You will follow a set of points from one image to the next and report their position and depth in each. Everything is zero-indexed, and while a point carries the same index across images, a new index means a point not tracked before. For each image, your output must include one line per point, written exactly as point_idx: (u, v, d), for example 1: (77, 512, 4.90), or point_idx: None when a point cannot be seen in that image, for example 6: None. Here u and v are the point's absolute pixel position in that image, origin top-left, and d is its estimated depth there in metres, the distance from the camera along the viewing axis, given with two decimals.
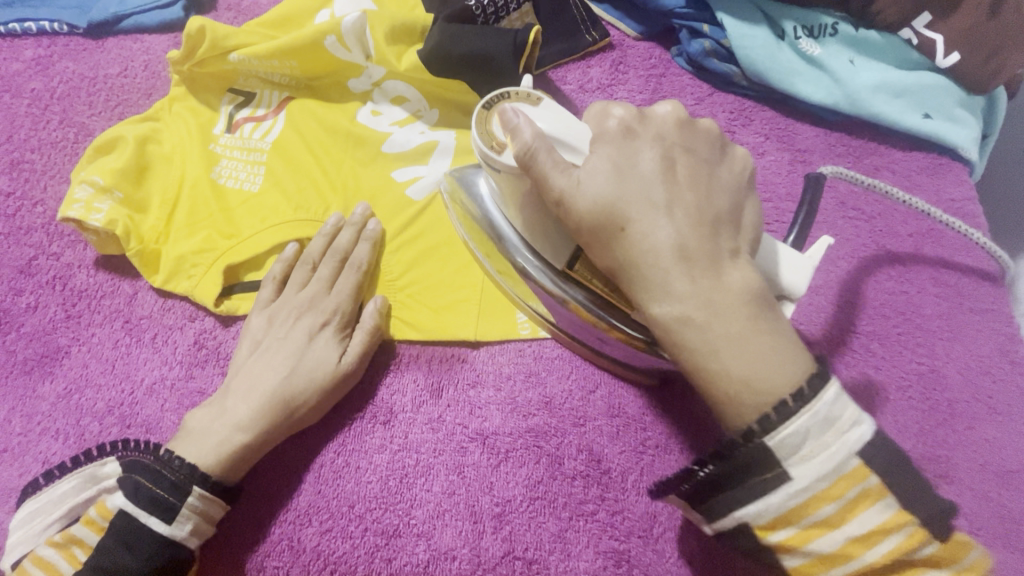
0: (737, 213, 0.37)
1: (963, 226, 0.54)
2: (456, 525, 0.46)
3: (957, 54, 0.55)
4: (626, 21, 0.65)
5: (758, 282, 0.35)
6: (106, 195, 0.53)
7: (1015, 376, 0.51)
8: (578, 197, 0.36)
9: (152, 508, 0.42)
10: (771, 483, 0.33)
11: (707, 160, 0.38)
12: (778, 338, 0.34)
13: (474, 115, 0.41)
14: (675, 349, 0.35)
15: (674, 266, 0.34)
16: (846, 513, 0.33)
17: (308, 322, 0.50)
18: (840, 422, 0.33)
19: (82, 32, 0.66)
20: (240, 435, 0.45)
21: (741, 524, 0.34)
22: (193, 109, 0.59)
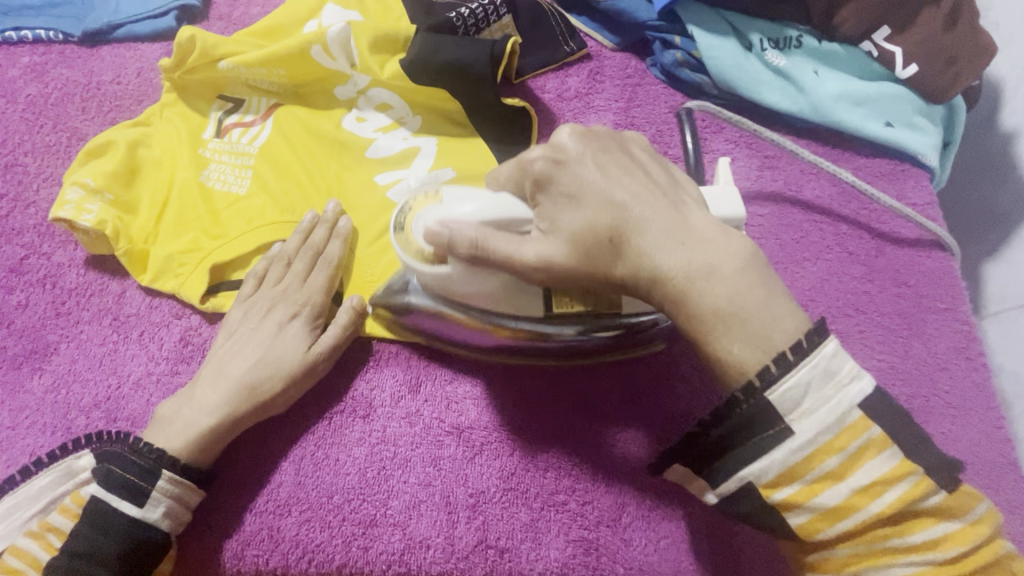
0: (673, 179, 0.40)
1: (915, 216, 0.57)
2: (431, 515, 0.48)
3: (915, 65, 0.58)
4: (603, 32, 0.68)
5: (734, 230, 0.38)
6: (96, 197, 0.55)
7: (970, 372, 0.53)
8: (556, 240, 0.38)
9: (122, 492, 0.44)
10: (773, 439, 0.35)
11: (623, 150, 0.40)
12: (765, 276, 0.36)
13: (394, 244, 0.43)
14: (694, 329, 0.36)
15: (665, 245, 0.36)
16: (850, 465, 0.35)
17: (280, 314, 0.51)
18: (839, 376, 0.35)
19: (77, 41, 0.68)
20: (208, 418, 0.47)
21: (746, 484, 0.36)
22: (184, 115, 0.61)
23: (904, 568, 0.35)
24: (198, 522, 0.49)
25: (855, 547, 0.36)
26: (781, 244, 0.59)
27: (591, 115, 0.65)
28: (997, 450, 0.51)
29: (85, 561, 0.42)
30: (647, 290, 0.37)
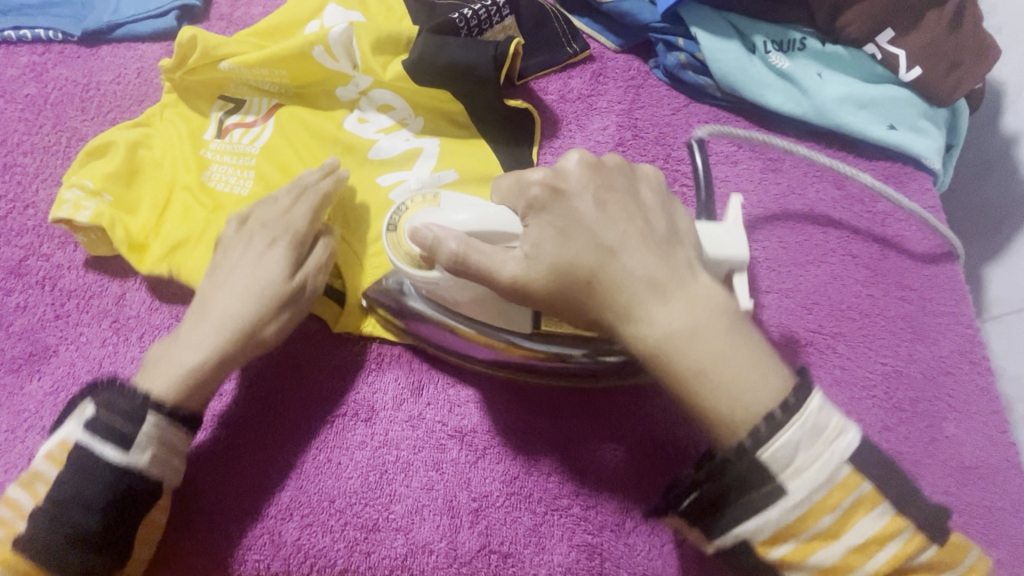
0: (675, 226, 0.40)
1: (930, 219, 0.56)
2: (434, 520, 0.47)
3: (919, 68, 0.58)
4: (605, 34, 0.68)
5: (722, 292, 0.37)
6: (95, 198, 0.54)
7: (975, 376, 0.53)
8: (538, 267, 0.38)
9: (105, 439, 0.43)
10: (768, 498, 0.34)
11: (629, 191, 0.40)
12: (750, 339, 0.36)
13: (388, 245, 0.46)
14: (667, 382, 0.37)
15: (646, 299, 0.36)
16: (844, 522, 0.34)
17: (258, 244, 0.50)
18: (828, 431, 0.35)
19: (77, 41, 0.67)
20: (192, 354, 0.46)
21: (741, 542, 0.35)
22: (185, 116, 0.60)
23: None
24: (198, 527, 0.48)
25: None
26: (785, 246, 0.58)
27: (594, 117, 0.65)
28: (1002, 455, 0.51)
29: (72, 509, 0.42)
30: (623, 340, 0.37)
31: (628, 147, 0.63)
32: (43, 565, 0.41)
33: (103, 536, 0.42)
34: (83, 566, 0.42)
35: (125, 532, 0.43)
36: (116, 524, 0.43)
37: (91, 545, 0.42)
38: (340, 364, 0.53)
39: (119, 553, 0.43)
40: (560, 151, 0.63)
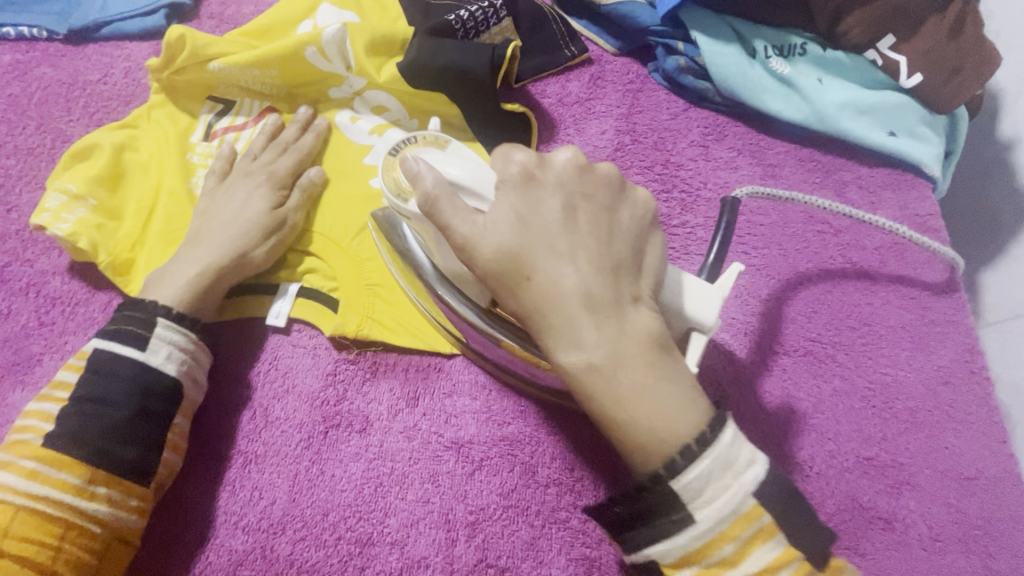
0: (639, 257, 0.37)
1: (932, 244, 0.54)
2: (430, 534, 0.47)
3: (920, 75, 0.57)
4: (604, 36, 0.67)
5: (660, 329, 0.36)
6: (78, 203, 0.52)
7: (973, 386, 0.53)
8: (486, 246, 0.36)
9: (124, 340, 0.44)
10: (675, 525, 0.34)
11: (608, 207, 0.37)
12: (677, 378, 0.35)
13: (383, 163, 0.44)
14: (583, 398, 0.35)
15: (579, 318, 0.35)
16: (743, 552, 0.34)
17: (246, 185, 0.53)
18: (737, 464, 0.34)
19: (62, 39, 0.66)
20: (192, 269, 0.48)
21: (650, 561, 0.35)
22: (172, 116, 0.59)
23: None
24: (190, 540, 0.47)
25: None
26: (784, 253, 0.58)
27: (592, 121, 0.64)
28: (1000, 465, 0.51)
29: (98, 405, 0.42)
30: (546, 351, 0.36)
31: (626, 152, 0.62)
32: (74, 456, 0.41)
33: (129, 429, 0.43)
34: (112, 459, 0.42)
35: (151, 430, 0.44)
36: (141, 419, 0.43)
37: (118, 437, 0.42)
38: (333, 373, 0.52)
39: (148, 451, 0.43)
40: None
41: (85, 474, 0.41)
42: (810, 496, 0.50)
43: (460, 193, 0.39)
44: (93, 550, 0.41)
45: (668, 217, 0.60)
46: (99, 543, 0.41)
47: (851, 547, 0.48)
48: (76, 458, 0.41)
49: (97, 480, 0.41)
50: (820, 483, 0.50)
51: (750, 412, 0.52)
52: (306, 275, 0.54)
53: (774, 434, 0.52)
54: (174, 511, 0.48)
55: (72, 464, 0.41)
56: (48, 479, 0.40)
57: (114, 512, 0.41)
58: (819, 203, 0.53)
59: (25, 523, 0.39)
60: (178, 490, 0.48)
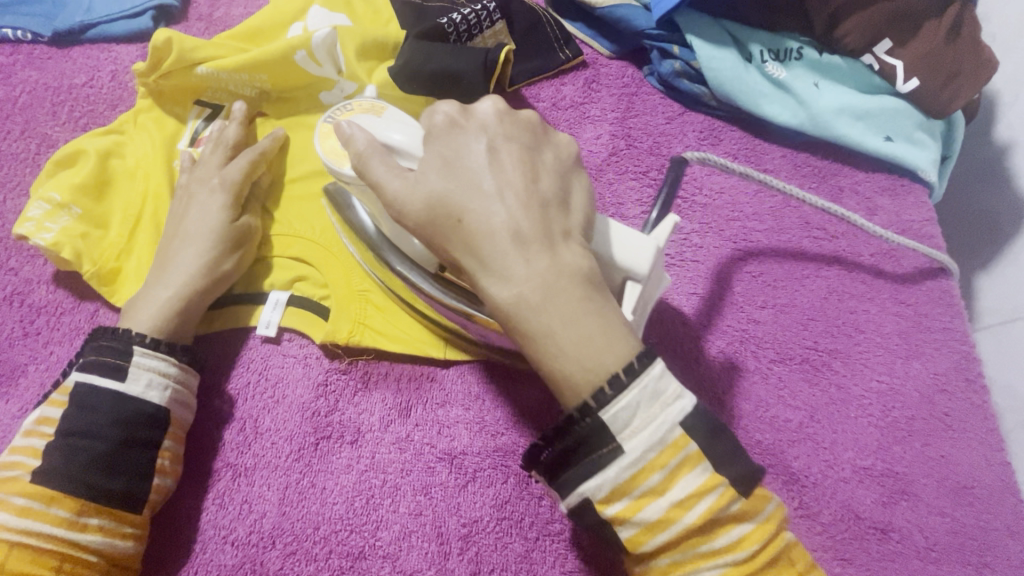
0: (565, 196, 0.36)
1: (922, 248, 0.56)
2: (423, 547, 0.46)
3: (916, 79, 0.57)
4: (599, 39, 0.66)
5: (592, 265, 0.34)
6: (62, 212, 0.52)
7: (969, 394, 0.53)
8: (416, 192, 0.35)
9: (102, 371, 0.43)
10: (605, 457, 0.32)
11: (531, 148, 0.37)
12: (608, 313, 0.33)
13: (317, 131, 0.43)
14: (518, 336, 0.34)
15: (507, 251, 0.33)
16: (670, 479, 0.32)
17: (201, 195, 0.51)
18: (665, 396, 0.33)
19: (47, 41, 0.64)
20: (165, 293, 0.47)
21: (585, 500, 0.33)
22: (159, 121, 0.57)
23: (711, 571, 0.33)
24: (180, 556, 0.46)
25: (674, 555, 0.33)
26: (780, 260, 0.57)
27: (587, 126, 0.63)
28: (996, 474, 0.51)
29: (81, 440, 0.41)
30: (479, 290, 0.34)
31: (621, 156, 0.62)
32: (63, 490, 0.40)
33: (113, 461, 0.42)
34: (100, 491, 0.41)
35: (137, 459, 0.43)
36: (124, 450, 0.42)
37: (104, 470, 0.41)
38: (324, 383, 0.51)
39: (135, 479, 0.42)
40: None
41: (74, 507, 0.40)
42: (806, 506, 0.49)
43: (394, 155, 0.38)
44: None
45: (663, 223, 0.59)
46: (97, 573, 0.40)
47: (847, 558, 0.48)
48: (64, 493, 0.40)
49: (89, 512, 0.40)
50: (815, 493, 0.50)
51: (745, 420, 0.52)
52: (296, 283, 0.53)
53: (770, 443, 0.51)
54: (164, 526, 0.47)
55: (61, 498, 0.40)
56: (38, 514, 0.39)
57: (109, 541, 0.41)
58: (777, 185, 0.53)
59: (19, 559, 0.38)
60: (166, 506, 0.47)
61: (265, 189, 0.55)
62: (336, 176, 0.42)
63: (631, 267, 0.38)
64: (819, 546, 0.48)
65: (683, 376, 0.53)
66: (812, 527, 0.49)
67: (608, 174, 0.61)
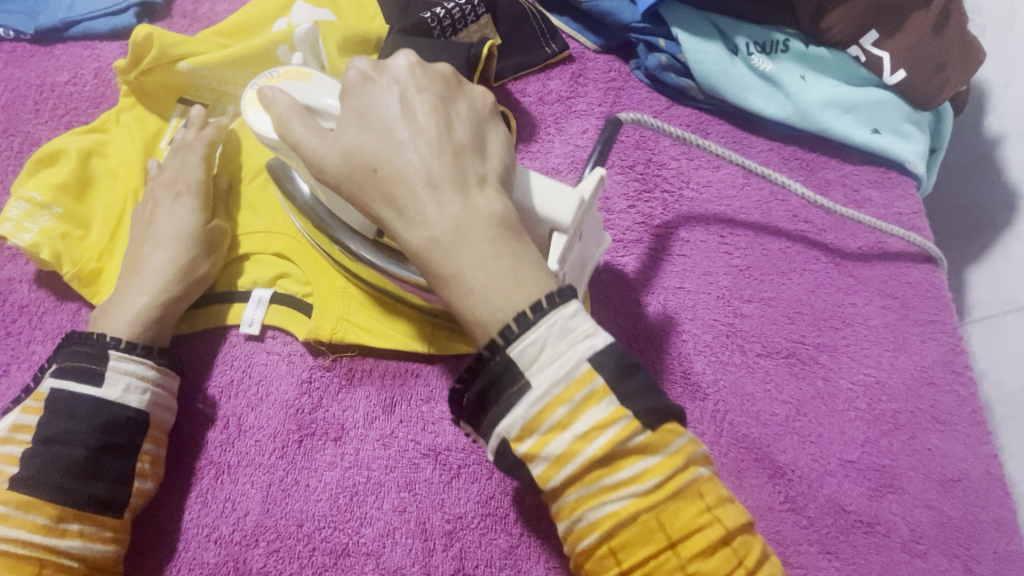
0: (479, 146, 0.36)
1: (912, 236, 0.56)
2: (406, 544, 0.46)
3: (903, 71, 0.57)
4: (585, 33, 0.66)
5: (507, 208, 0.34)
6: (42, 211, 0.51)
7: (956, 386, 0.53)
8: (333, 146, 0.35)
9: (77, 377, 0.43)
10: (516, 394, 0.32)
11: (443, 99, 0.36)
12: (521, 256, 0.33)
13: (246, 96, 0.42)
14: (433, 281, 0.34)
15: (417, 198, 0.33)
16: (575, 414, 0.31)
17: (167, 196, 0.50)
18: (574, 333, 0.32)
19: (29, 39, 0.64)
20: (140, 298, 0.47)
21: (502, 443, 0.33)
22: (142, 119, 0.57)
23: (615, 504, 0.31)
24: (164, 554, 0.46)
25: (581, 490, 0.32)
26: (767, 254, 0.57)
27: (574, 120, 0.63)
28: (983, 467, 0.50)
29: (59, 446, 0.41)
30: (395, 237, 0.34)
31: None
32: (41, 497, 0.40)
33: (93, 467, 0.41)
34: (81, 496, 0.41)
35: (116, 463, 0.43)
36: (103, 456, 0.42)
37: (83, 476, 0.41)
38: (308, 380, 0.51)
39: (116, 483, 0.42)
40: (537, 156, 0.61)
41: (53, 513, 0.40)
42: (791, 500, 0.49)
43: (315, 117, 0.39)
44: None
45: (650, 217, 0.59)
46: None
47: (833, 552, 0.48)
48: (43, 499, 0.40)
49: (68, 517, 0.40)
50: (801, 486, 0.50)
51: (731, 414, 0.52)
52: (278, 281, 0.52)
53: (756, 437, 0.51)
54: (147, 525, 0.47)
55: (38, 504, 0.40)
56: (15, 521, 0.39)
57: (88, 545, 0.41)
58: (711, 148, 0.53)
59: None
60: (149, 506, 0.47)
61: (225, 192, 0.55)
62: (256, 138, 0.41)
63: (552, 216, 0.37)
64: (804, 540, 0.48)
65: (670, 370, 0.53)
66: (798, 521, 0.49)
67: None
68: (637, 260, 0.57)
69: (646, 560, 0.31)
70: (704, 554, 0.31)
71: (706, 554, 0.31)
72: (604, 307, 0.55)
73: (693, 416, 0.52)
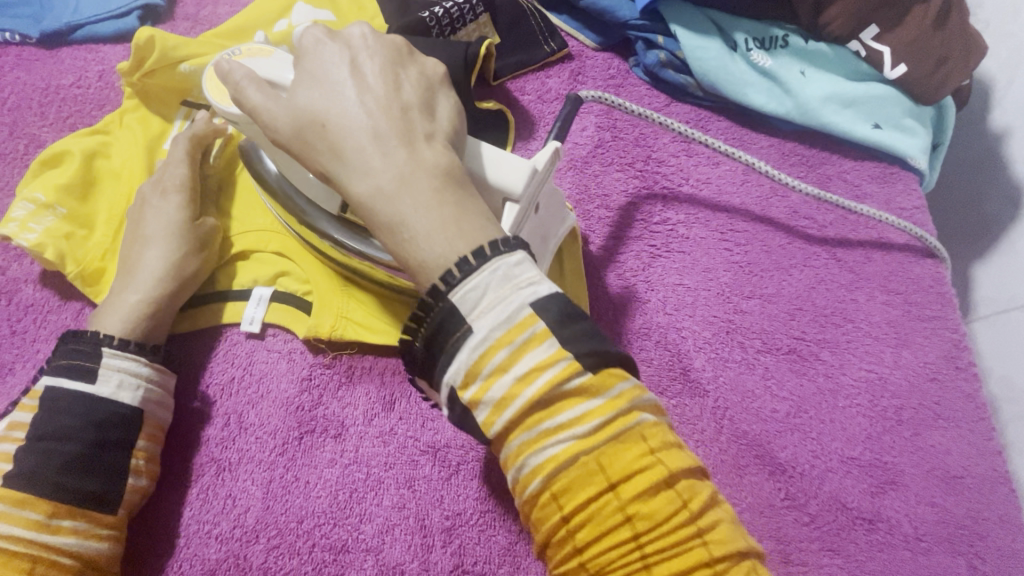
0: (429, 106, 0.35)
1: (910, 227, 0.56)
2: (406, 540, 0.46)
3: (904, 65, 0.56)
4: (584, 31, 0.66)
5: (453, 162, 0.33)
6: (46, 212, 0.52)
7: (960, 382, 0.52)
8: (283, 105, 0.35)
9: (70, 374, 0.43)
10: (458, 341, 0.30)
11: (394, 59, 0.36)
12: (467, 207, 0.32)
13: (204, 79, 0.43)
14: (377, 233, 0.33)
15: (363, 148, 0.32)
16: (516, 357, 0.30)
17: (160, 193, 0.51)
18: (518, 279, 0.31)
19: (35, 43, 0.65)
20: (135, 295, 0.47)
21: (451, 393, 0.31)
22: (144, 120, 0.58)
23: (555, 448, 0.29)
24: (166, 550, 0.46)
25: (522, 436, 0.30)
26: (767, 250, 0.57)
27: None
28: (988, 463, 0.50)
29: (53, 441, 0.41)
30: (339, 188, 0.33)
31: (607, 148, 0.61)
32: (35, 494, 0.40)
33: (88, 462, 0.42)
34: (76, 492, 0.41)
35: (111, 459, 0.43)
36: (98, 452, 0.42)
37: (78, 471, 0.41)
38: (309, 377, 0.51)
39: (109, 480, 0.43)
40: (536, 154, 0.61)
41: (48, 509, 0.40)
42: (792, 497, 0.49)
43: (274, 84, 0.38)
44: None
45: (649, 214, 0.59)
46: None
47: (835, 549, 0.48)
48: (38, 496, 0.40)
49: (61, 514, 0.40)
50: (802, 483, 0.49)
51: (730, 409, 0.51)
52: (279, 279, 0.53)
53: (756, 433, 0.51)
54: (149, 522, 0.47)
55: (33, 501, 0.40)
56: (9, 519, 0.39)
57: (83, 542, 0.41)
58: (683, 131, 0.55)
59: None
60: (150, 503, 0.48)
61: (217, 190, 0.55)
62: (220, 114, 0.43)
63: (503, 183, 0.38)
64: (805, 537, 0.48)
65: (669, 366, 0.53)
66: (799, 518, 0.48)
67: (594, 166, 0.60)
68: (636, 257, 0.57)
69: (588, 504, 0.29)
70: (649, 498, 0.29)
71: (649, 497, 0.29)
72: (603, 304, 0.55)
73: (693, 413, 0.51)
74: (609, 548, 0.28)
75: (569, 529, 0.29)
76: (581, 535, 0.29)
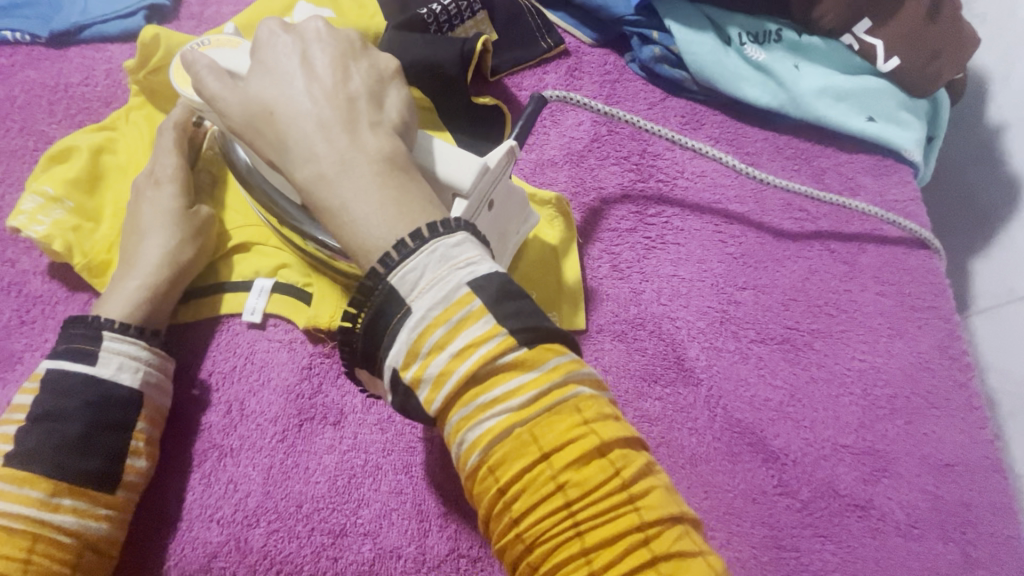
0: (378, 95, 0.36)
1: (904, 223, 0.56)
2: (402, 525, 0.47)
3: (897, 58, 0.57)
4: (581, 28, 0.66)
5: (397, 149, 0.34)
6: (55, 204, 0.53)
7: (953, 372, 0.52)
8: (238, 95, 0.36)
9: (72, 358, 0.44)
10: (397, 322, 0.31)
11: (345, 50, 0.37)
12: (408, 191, 0.33)
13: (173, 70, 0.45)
14: (321, 216, 0.34)
15: (308, 135, 0.33)
16: (454, 334, 0.31)
17: (155, 186, 0.52)
18: (455, 259, 0.32)
19: (44, 42, 0.67)
20: (135, 282, 0.49)
21: (394, 375, 0.32)
22: (150, 117, 0.59)
23: (491, 421, 0.30)
24: (170, 533, 0.47)
25: (460, 411, 0.31)
26: (761, 242, 0.58)
27: (569, 112, 0.63)
28: (980, 452, 0.50)
29: (53, 421, 0.43)
30: (287, 174, 0.35)
31: (603, 142, 0.62)
32: (34, 472, 0.41)
33: (87, 443, 0.43)
34: (75, 472, 0.42)
35: (111, 441, 0.44)
36: (98, 433, 0.44)
37: (78, 452, 0.43)
38: (309, 366, 0.52)
39: (109, 461, 0.44)
40: (533, 148, 0.62)
41: (48, 488, 0.41)
42: (785, 484, 0.49)
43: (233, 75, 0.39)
44: (65, 560, 0.41)
45: (644, 207, 0.59)
46: (71, 553, 0.41)
47: (827, 535, 0.48)
48: (38, 474, 0.41)
49: (61, 492, 0.42)
50: (795, 470, 0.50)
51: (723, 398, 0.52)
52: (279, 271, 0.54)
53: (749, 421, 0.51)
54: (152, 505, 0.48)
55: (34, 479, 0.41)
56: (12, 496, 0.40)
57: (82, 521, 0.42)
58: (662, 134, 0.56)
59: None
60: (154, 487, 0.49)
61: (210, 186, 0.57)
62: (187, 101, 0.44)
63: (451, 179, 0.39)
64: (797, 523, 0.48)
65: (663, 356, 0.54)
66: (791, 504, 0.49)
67: (590, 159, 0.61)
68: (631, 249, 0.58)
69: (522, 474, 0.30)
70: (580, 466, 0.30)
71: (581, 463, 0.30)
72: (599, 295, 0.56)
73: (686, 401, 0.52)
74: (543, 517, 0.29)
75: (506, 499, 0.30)
76: (517, 504, 0.30)
